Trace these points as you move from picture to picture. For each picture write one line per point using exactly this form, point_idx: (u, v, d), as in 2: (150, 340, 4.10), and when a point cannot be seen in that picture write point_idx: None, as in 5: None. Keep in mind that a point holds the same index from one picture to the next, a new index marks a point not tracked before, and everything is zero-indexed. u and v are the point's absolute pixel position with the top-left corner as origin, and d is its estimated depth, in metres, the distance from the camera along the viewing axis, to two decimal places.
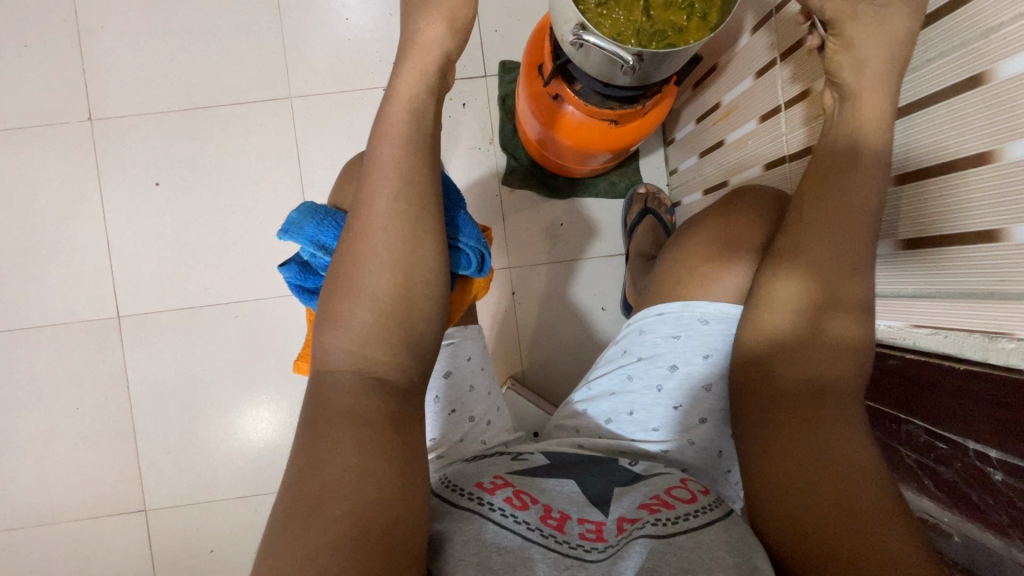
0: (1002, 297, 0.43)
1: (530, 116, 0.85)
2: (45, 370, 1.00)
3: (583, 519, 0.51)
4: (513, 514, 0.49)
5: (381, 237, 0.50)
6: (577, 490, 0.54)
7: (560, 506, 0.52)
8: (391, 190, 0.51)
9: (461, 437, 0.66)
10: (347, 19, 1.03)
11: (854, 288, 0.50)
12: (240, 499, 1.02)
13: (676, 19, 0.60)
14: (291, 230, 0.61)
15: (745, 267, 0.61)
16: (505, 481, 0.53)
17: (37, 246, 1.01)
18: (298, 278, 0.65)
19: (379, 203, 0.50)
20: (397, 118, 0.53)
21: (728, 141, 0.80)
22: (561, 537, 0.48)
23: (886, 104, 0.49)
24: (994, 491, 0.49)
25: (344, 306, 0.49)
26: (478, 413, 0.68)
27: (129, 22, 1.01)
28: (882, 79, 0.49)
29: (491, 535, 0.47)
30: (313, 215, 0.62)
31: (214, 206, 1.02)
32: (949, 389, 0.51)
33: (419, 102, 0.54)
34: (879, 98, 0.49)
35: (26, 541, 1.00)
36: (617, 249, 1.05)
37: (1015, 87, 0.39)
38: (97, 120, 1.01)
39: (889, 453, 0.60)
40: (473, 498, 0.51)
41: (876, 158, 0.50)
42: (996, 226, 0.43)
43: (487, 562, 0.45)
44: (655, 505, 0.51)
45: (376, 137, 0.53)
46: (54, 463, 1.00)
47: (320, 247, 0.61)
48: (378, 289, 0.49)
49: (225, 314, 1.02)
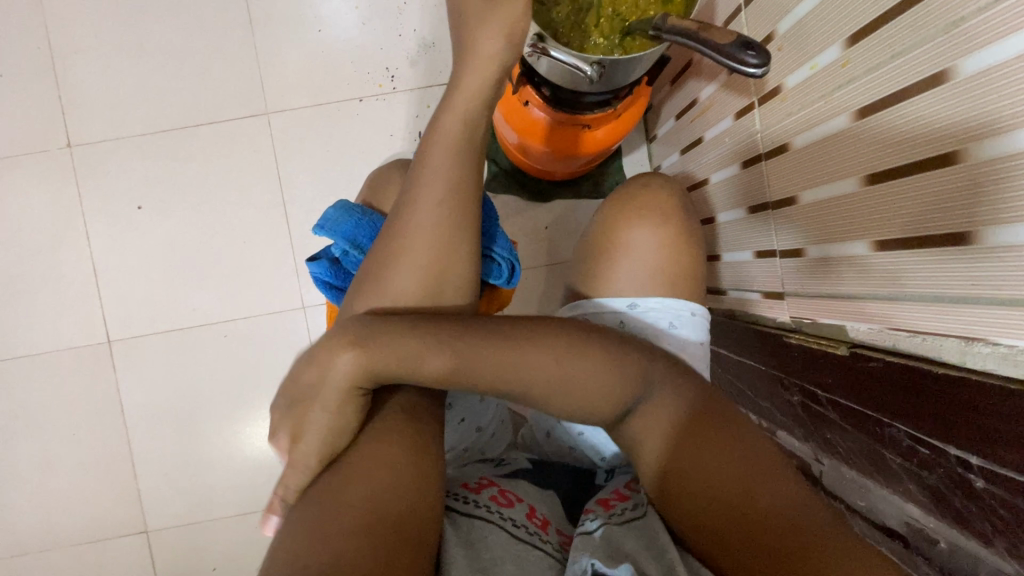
0: (977, 302, 0.41)
1: (505, 124, 0.84)
2: (39, 399, 1.01)
3: (560, 530, 0.54)
4: (498, 511, 0.53)
5: (418, 242, 0.52)
6: (557, 501, 0.59)
7: (543, 512, 0.55)
8: (435, 198, 0.53)
9: (468, 445, 0.68)
10: (320, 31, 1.01)
11: (588, 374, 0.50)
12: (241, 516, 1.02)
13: (624, 23, 0.58)
14: (327, 226, 0.63)
15: (682, 277, 0.71)
16: (491, 482, 0.58)
17: (25, 274, 1.01)
18: (326, 275, 0.65)
19: (422, 210, 0.52)
20: (452, 128, 0.54)
21: (707, 138, 0.78)
22: (545, 536, 0.52)
23: (435, 196, 0.53)
24: (978, 500, 0.44)
25: (371, 298, 0.52)
26: (485, 423, 0.70)
27: (102, 46, 1.01)
28: (458, 162, 0.54)
29: (480, 533, 0.50)
30: (350, 214, 0.64)
31: (198, 226, 1.02)
32: (929, 393, 0.47)
33: (473, 118, 0.55)
34: (432, 177, 0.53)
35: (30, 567, 1.01)
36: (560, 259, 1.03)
37: (985, 81, 0.37)
38: (76, 146, 1.01)
39: (872, 457, 0.55)
40: (460, 497, 0.54)
41: (438, 242, 0.52)
42: (968, 228, 0.40)
43: (478, 559, 0.47)
44: (612, 500, 0.55)
45: (428, 141, 0.55)
46: (54, 489, 1.01)
47: (354, 246, 0.63)
48: (408, 289, 0.52)
49: (214, 333, 1.02)
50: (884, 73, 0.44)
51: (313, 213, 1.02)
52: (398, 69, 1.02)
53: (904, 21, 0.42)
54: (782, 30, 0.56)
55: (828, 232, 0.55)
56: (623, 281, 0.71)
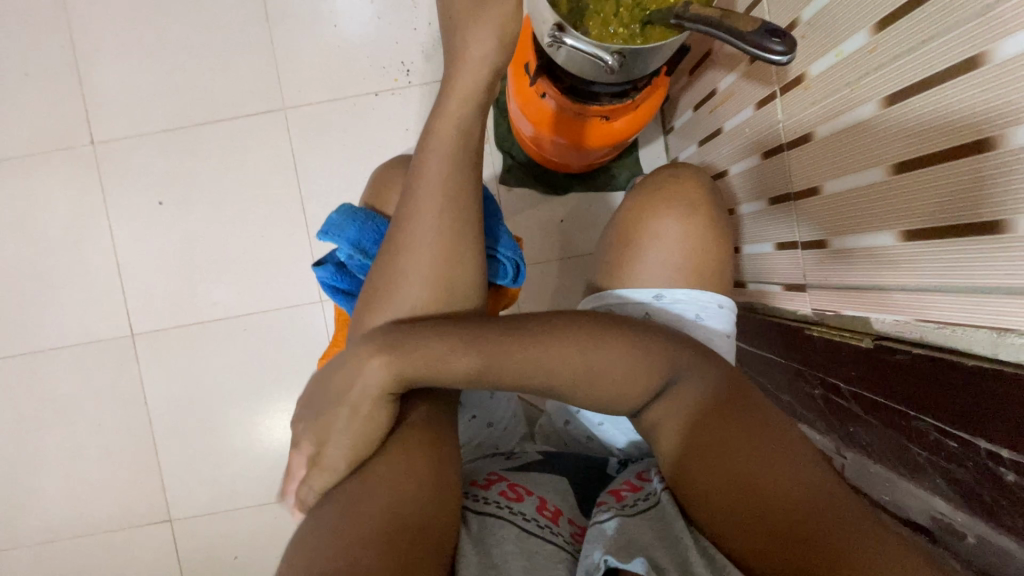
0: (1007, 292, 0.40)
1: (522, 118, 0.84)
2: (66, 390, 1.04)
3: (573, 520, 0.55)
4: (508, 505, 0.53)
5: (426, 252, 0.53)
6: (569, 488, 0.59)
7: (553, 501, 0.56)
8: (437, 206, 0.53)
9: (479, 441, 0.68)
10: (336, 25, 1.02)
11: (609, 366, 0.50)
12: (261, 506, 1.04)
13: (644, 12, 0.57)
14: (331, 232, 0.63)
15: (702, 271, 0.70)
16: (499, 477, 0.59)
17: (51, 269, 1.03)
18: (333, 279, 0.66)
19: (426, 220, 0.53)
20: (446, 133, 0.55)
21: (727, 128, 0.77)
22: (556, 528, 0.52)
23: (436, 205, 0.53)
24: (1008, 494, 0.43)
25: (384, 309, 0.53)
26: (496, 418, 0.70)
27: (123, 44, 1.02)
28: (457, 167, 0.54)
29: (491, 529, 0.50)
30: (354, 218, 0.64)
31: (217, 221, 1.03)
32: (955, 385, 0.47)
33: (468, 120, 0.55)
34: (433, 186, 0.54)
35: (60, 553, 1.04)
36: (583, 248, 1.03)
37: (1017, 67, 0.36)
38: (99, 143, 1.03)
39: (897, 452, 0.54)
40: (471, 495, 0.55)
41: (445, 248, 0.53)
42: (998, 218, 0.40)
43: (487, 553, 0.48)
44: (623, 491, 0.56)
45: (423, 150, 0.55)
46: (82, 478, 1.04)
47: (359, 250, 0.63)
48: (420, 298, 0.53)
49: (233, 327, 1.04)
50: (913, 60, 0.44)
51: (329, 207, 1.03)
52: (413, 63, 1.02)
53: (936, 5, 0.41)
54: (807, 18, 0.55)
55: (851, 222, 0.55)
56: (642, 274, 0.70)
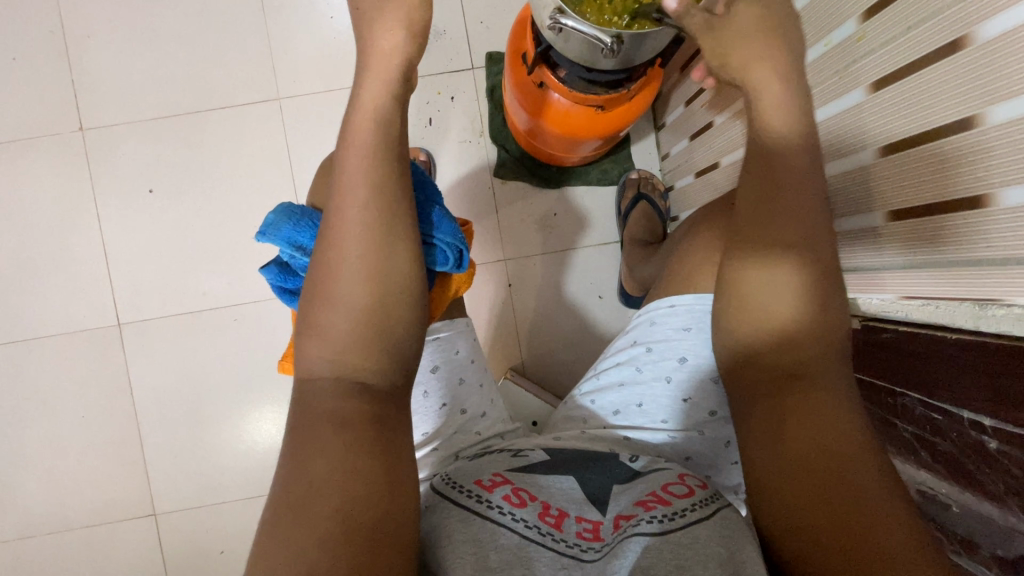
0: (988, 263, 0.42)
1: (518, 108, 0.85)
2: (48, 381, 1.01)
3: (581, 517, 0.50)
4: (511, 513, 0.48)
5: (352, 249, 0.48)
6: (576, 486, 0.53)
7: (559, 503, 0.51)
8: (358, 197, 0.49)
9: (457, 429, 0.66)
10: (333, 18, 1.02)
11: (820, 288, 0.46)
12: (248, 500, 1.02)
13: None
14: (267, 233, 0.60)
15: None
16: (505, 479, 0.53)
17: (34, 257, 1.01)
18: (279, 279, 0.64)
19: (349, 211, 0.49)
20: (361, 126, 0.52)
21: (718, 122, 0.79)
22: (559, 536, 0.47)
23: (360, 195, 0.49)
24: (990, 459, 0.45)
25: (323, 316, 0.47)
26: (469, 406, 0.68)
27: (115, 30, 1.01)
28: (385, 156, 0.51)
29: (489, 534, 0.46)
30: (290, 216, 0.61)
31: (209, 210, 1.02)
32: (941, 358, 0.49)
33: (384, 112, 0.53)
34: (355, 181, 0.50)
35: (38, 549, 1.01)
36: (576, 242, 1.04)
37: (997, 47, 0.38)
38: (88, 130, 1.01)
39: (885, 430, 0.57)
40: (472, 497, 0.50)
41: (365, 243, 0.48)
42: (981, 192, 0.41)
43: (485, 562, 0.44)
44: (651, 502, 0.50)
45: (342, 148, 0.51)
46: (63, 471, 1.02)
47: (297, 249, 0.60)
48: (354, 297, 0.47)
49: (224, 317, 1.03)
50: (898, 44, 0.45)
51: None
52: None
53: None
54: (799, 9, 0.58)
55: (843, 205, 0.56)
56: None
